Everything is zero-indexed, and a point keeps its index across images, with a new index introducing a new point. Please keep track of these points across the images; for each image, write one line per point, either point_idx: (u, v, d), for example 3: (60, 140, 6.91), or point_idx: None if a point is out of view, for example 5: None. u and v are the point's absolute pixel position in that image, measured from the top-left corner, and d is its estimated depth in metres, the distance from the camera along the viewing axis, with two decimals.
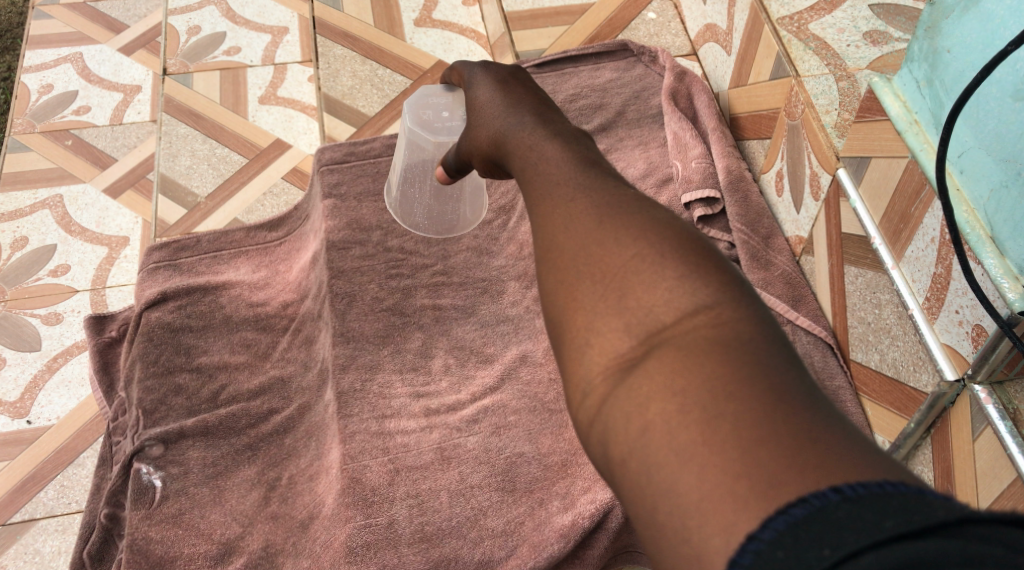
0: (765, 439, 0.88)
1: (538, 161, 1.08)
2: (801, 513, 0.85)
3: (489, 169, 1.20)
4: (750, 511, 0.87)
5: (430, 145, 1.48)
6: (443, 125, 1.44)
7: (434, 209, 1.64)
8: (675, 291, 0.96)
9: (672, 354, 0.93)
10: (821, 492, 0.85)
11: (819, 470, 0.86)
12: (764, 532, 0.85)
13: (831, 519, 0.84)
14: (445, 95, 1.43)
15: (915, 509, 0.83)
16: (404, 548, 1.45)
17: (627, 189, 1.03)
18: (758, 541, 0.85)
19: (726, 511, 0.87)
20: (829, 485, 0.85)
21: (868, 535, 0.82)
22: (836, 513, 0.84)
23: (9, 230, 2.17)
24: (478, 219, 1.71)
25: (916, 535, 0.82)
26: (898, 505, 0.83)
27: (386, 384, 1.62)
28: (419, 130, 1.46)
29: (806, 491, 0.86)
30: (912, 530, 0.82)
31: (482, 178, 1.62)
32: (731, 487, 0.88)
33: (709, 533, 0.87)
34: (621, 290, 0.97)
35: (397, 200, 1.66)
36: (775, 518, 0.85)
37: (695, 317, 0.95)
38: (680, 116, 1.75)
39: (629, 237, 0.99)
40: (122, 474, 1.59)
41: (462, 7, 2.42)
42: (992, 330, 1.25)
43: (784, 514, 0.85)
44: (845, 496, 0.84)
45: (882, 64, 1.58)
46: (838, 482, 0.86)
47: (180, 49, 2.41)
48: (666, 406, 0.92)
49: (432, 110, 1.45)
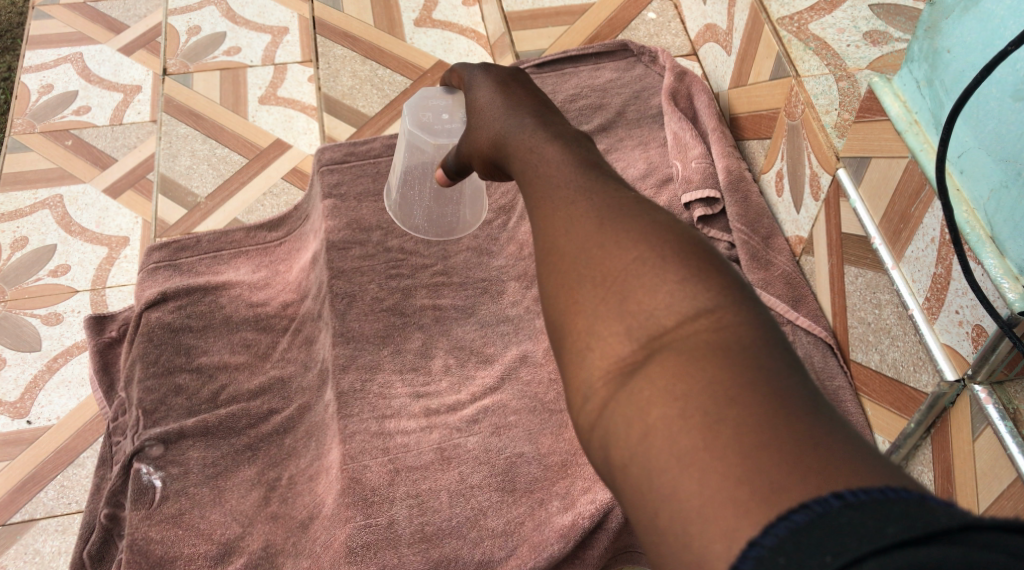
0: (766, 444, 0.88)
1: (539, 163, 1.08)
2: (802, 519, 0.85)
3: (489, 169, 1.20)
4: (753, 516, 0.87)
5: (430, 146, 1.48)
6: (443, 127, 1.44)
7: (433, 210, 1.64)
8: (676, 295, 0.96)
9: (673, 357, 0.94)
10: (824, 498, 0.85)
11: (821, 476, 0.87)
12: (766, 539, 0.85)
13: (833, 525, 0.84)
14: (445, 97, 1.44)
15: (917, 516, 0.83)
16: (404, 548, 1.45)
17: (629, 192, 1.03)
18: (760, 547, 0.85)
19: (728, 516, 0.87)
20: (831, 491, 0.85)
21: (870, 542, 0.83)
22: (838, 518, 0.84)
23: (9, 230, 2.17)
24: (477, 221, 1.71)
25: (918, 542, 0.82)
26: (900, 512, 0.83)
27: (386, 384, 1.62)
28: (420, 132, 1.47)
29: (808, 497, 0.86)
30: (915, 538, 0.82)
31: (481, 181, 1.62)
32: (733, 492, 0.88)
33: (712, 538, 0.87)
34: (622, 293, 0.97)
35: (397, 201, 1.66)
36: (777, 524, 0.85)
37: (696, 321, 0.95)
38: (680, 116, 1.75)
39: (630, 240, 0.99)
40: (123, 474, 1.59)
41: (462, 7, 2.42)
42: (992, 330, 1.25)
43: (786, 519, 0.85)
44: (847, 502, 0.84)
45: (882, 64, 1.58)
46: (841, 488, 0.85)
47: (180, 49, 2.41)
48: (667, 410, 0.92)
49: (432, 113, 1.45)
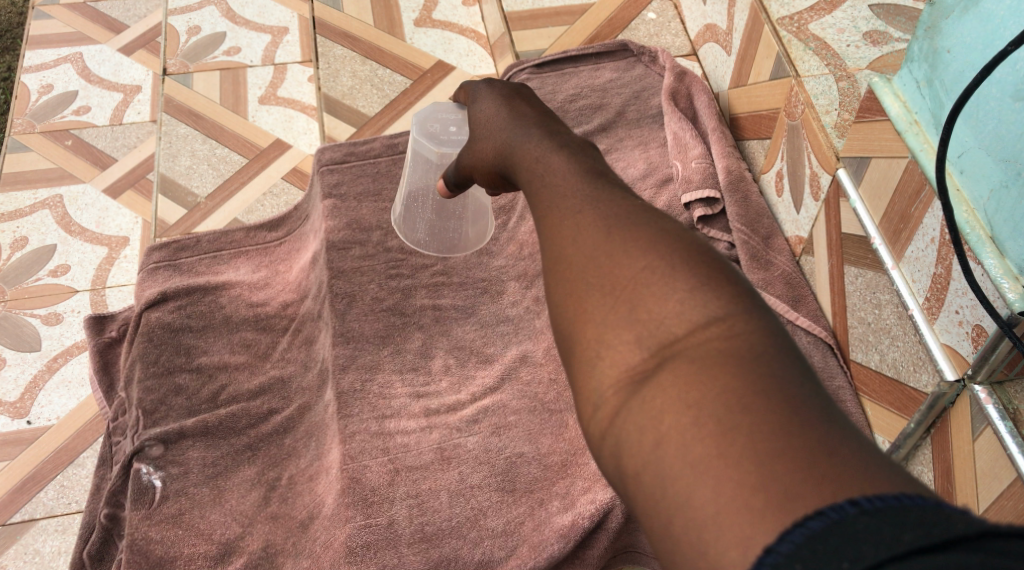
0: (780, 452, 0.88)
1: (545, 172, 1.09)
2: (818, 527, 0.84)
3: (494, 183, 1.20)
4: (767, 524, 0.86)
5: (433, 157, 1.48)
6: (449, 138, 1.45)
7: (434, 219, 1.63)
8: (687, 304, 0.96)
9: (685, 366, 0.94)
10: (839, 505, 0.85)
11: (835, 483, 0.86)
12: (782, 546, 0.85)
13: (849, 531, 0.84)
14: (456, 112, 1.45)
15: (934, 522, 0.83)
16: (404, 548, 1.45)
17: (635, 200, 1.03)
18: (776, 554, 0.85)
19: (742, 525, 0.87)
20: (846, 498, 0.85)
21: (887, 547, 0.82)
22: (854, 525, 0.84)
23: (9, 230, 2.18)
24: (480, 240, 1.70)
25: (936, 548, 0.82)
26: (917, 518, 0.83)
27: (386, 384, 1.62)
28: (424, 142, 1.47)
29: (823, 505, 0.86)
30: (932, 544, 0.82)
31: (484, 198, 1.63)
32: (748, 500, 0.87)
33: (725, 546, 0.87)
34: (631, 302, 0.97)
35: (402, 215, 1.67)
36: (792, 532, 0.85)
37: (707, 330, 0.95)
38: (680, 116, 1.75)
39: (640, 250, 0.99)
40: (122, 474, 1.59)
41: (462, 7, 2.42)
42: (992, 330, 1.25)
43: (802, 527, 0.85)
44: (863, 509, 0.84)
45: (882, 64, 1.58)
46: (855, 495, 0.85)
47: (180, 49, 2.41)
48: (679, 418, 0.92)
49: (439, 124, 1.47)
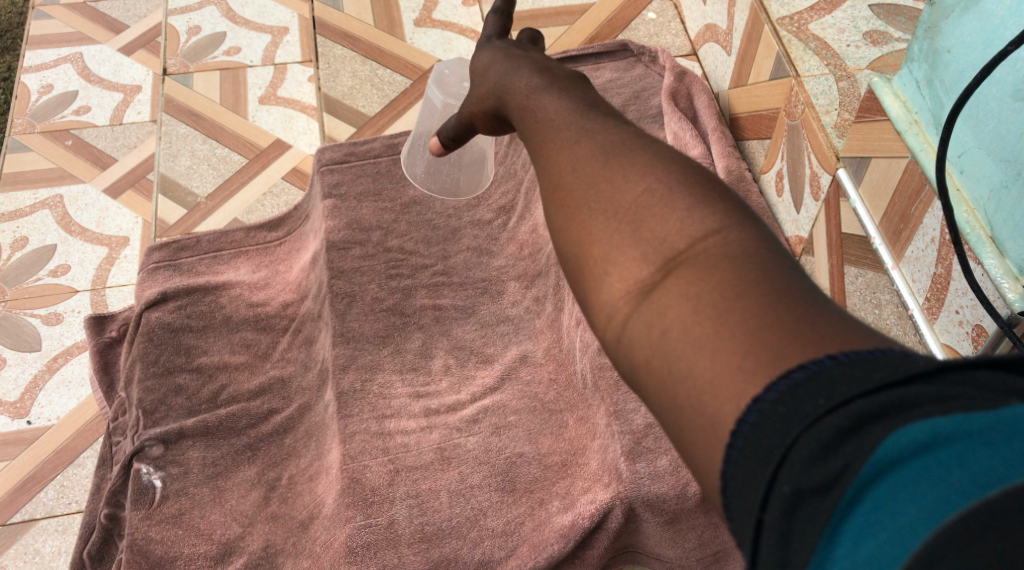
0: (771, 326, 0.89)
1: (538, 112, 1.09)
2: (801, 377, 0.85)
3: (493, 127, 1.20)
4: (759, 390, 0.87)
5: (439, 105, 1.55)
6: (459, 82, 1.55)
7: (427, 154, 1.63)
8: (685, 215, 0.95)
9: (689, 270, 0.93)
10: (818, 358, 0.86)
11: (822, 343, 0.87)
12: (767, 394, 0.86)
13: (829, 378, 0.84)
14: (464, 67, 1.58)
15: (898, 361, 0.84)
16: (404, 548, 1.45)
17: (628, 126, 1.04)
18: (762, 401, 0.86)
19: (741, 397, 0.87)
20: (826, 352, 0.86)
21: (857, 385, 0.83)
22: (831, 372, 0.85)
23: (9, 230, 2.18)
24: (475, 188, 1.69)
25: (901, 381, 0.83)
26: (884, 361, 0.84)
27: (386, 384, 1.62)
28: (433, 89, 1.56)
29: (807, 359, 0.86)
30: (898, 377, 0.83)
31: (482, 147, 1.64)
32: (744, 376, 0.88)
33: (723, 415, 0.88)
34: (635, 222, 0.97)
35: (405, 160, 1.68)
36: (776, 383, 0.86)
37: (707, 240, 0.94)
38: (680, 116, 1.73)
39: (635, 167, 0.99)
40: (123, 474, 1.59)
41: (462, 7, 2.41)
42: (992, 330, 1.26)
43: (785, 378, 0.86)
44: (840, 360, 0.85)
45: (882, 65, 1.57)
46: (834, 350, 0.86)
47: (180, 49, 2.41)
48: (679, 312, 0.92)
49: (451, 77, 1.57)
